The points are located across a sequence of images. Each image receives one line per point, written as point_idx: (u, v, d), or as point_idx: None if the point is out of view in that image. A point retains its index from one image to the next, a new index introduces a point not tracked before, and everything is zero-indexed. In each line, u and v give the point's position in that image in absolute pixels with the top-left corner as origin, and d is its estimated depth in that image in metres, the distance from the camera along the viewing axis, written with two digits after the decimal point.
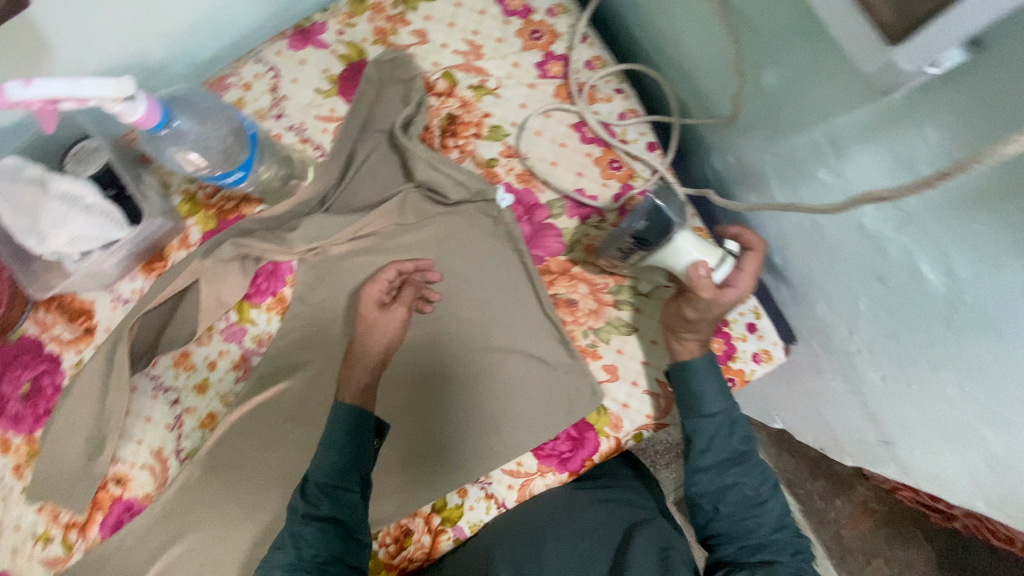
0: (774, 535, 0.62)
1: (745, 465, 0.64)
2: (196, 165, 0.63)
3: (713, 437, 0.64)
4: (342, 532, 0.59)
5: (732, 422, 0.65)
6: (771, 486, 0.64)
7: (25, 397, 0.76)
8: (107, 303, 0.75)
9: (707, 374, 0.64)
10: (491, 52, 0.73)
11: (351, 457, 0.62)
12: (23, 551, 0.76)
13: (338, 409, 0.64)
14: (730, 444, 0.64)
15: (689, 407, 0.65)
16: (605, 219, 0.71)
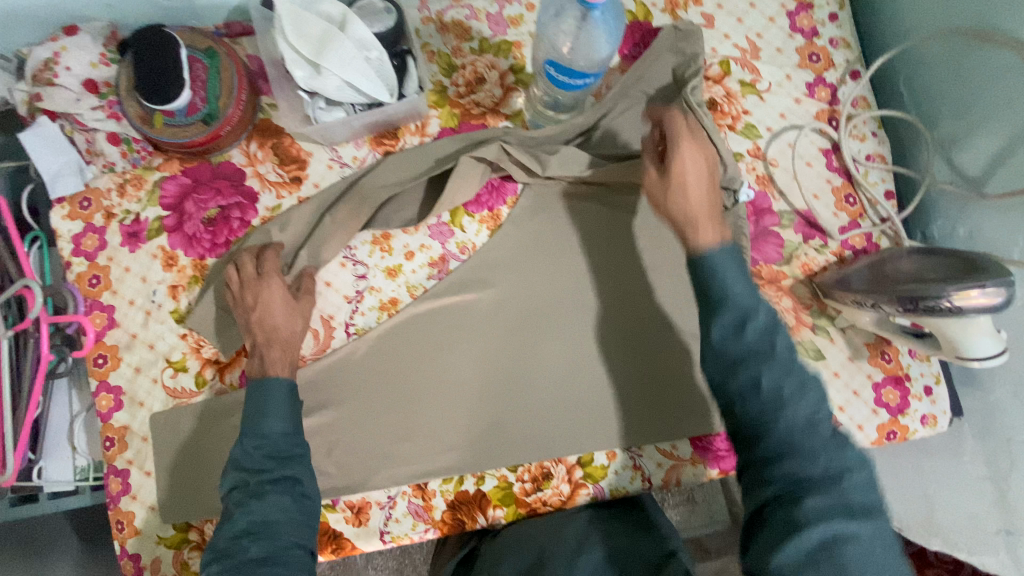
0: (820, 450, 0.49)
1: (773, 358, 0.52)
2: (547, 37, 0.54)
3: (740, 360, 0.52)
4: (295, 492, 0.58)
5: (753, 316, 0.53)
6: (818, 401, 0.51)
7: (208, 222, 0.73)
8: (325, 160, 0.74)
9: (726, 264, 0.55)
10: (768, 58, 0.76)
11: (292, 421, 0.61)
12: (148, 372, 0.72)
13: (274, 383, 0.62)
14: (759, 391, 0.51)
15: (707, 303, 0.55)
16: (827, 246, 0.74)
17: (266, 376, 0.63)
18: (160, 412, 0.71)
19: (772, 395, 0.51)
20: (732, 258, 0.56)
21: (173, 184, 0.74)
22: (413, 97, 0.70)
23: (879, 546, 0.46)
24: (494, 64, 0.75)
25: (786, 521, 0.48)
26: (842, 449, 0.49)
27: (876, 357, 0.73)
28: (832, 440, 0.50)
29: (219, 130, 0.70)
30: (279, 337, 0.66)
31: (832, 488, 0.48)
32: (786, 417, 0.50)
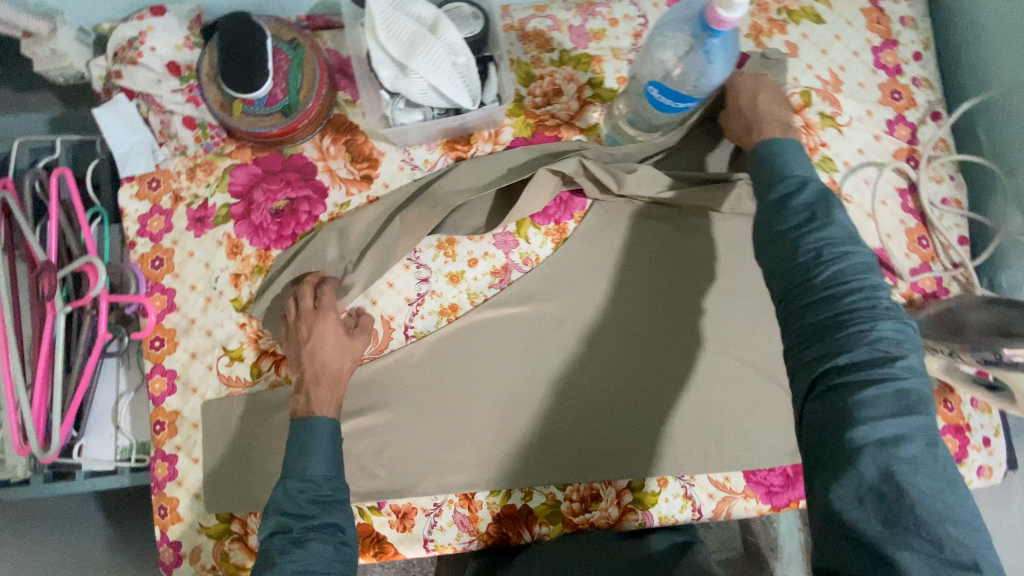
0: (870, 300, 0.48)
1: (827, 219, 0.52)
2: (656, 54, 0.54)
3: (797, 227, 0.53)
4: (335, 541, 0.56)
5: (819, 200, 0.54)
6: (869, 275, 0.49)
7: (275, 213, 0.73)
8: (396, 160, 0.74)
9: (787, 147, 0.59)
10: (850, 92, 0.75)
11: (332, 465, 0.60)
12: (203, 359, 0.72)
13: (318, 422, 0.61)
14: (812, 261, 0.51)
15: (766, 181, 0.58)
16: (896, 287, 0.72)
17: (312, 416, 0.61)
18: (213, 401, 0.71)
19: (820, 256, 0.50)
20: (795, 151, 0.59)
21: (243, 172, 0.74)
22: (493, 105, 0.70)
23: (935, 446, 0.43)
24: (573, 77, 0.75)
25: (842, 403, 0.45)
26: (897, 333, 0.47)
27: (938, 404, 0.71)
28: (879, 318, 0.47)
29: (296, 123, 0.70)
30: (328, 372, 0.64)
31: (887, 367, 0.45)
32: (848, 295, 0.48)
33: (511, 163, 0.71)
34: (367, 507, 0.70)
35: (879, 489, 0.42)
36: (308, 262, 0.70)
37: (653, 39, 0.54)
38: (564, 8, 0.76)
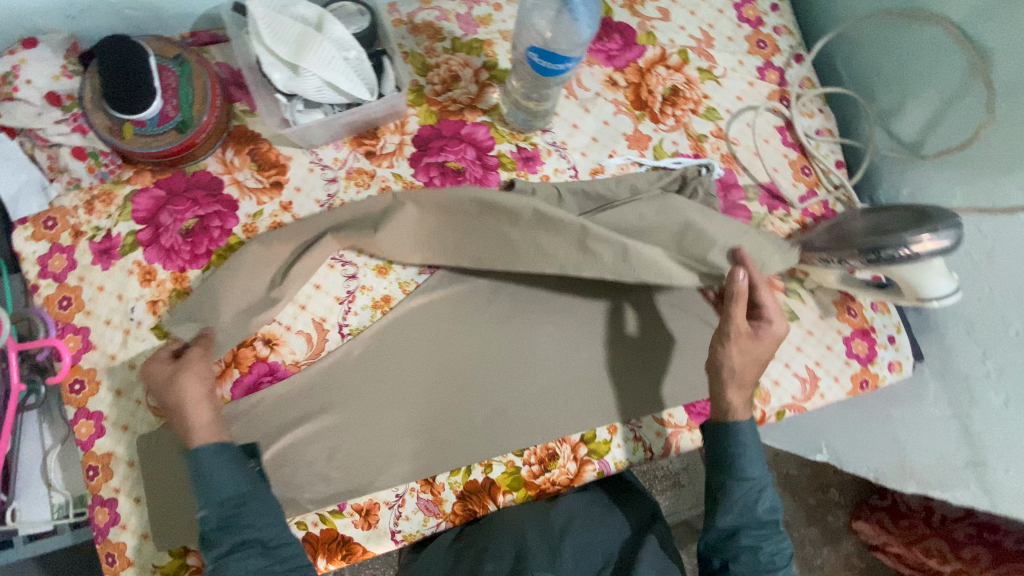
0: None
1: (770, 532, 0.67)
2: (531, 27, 0.58)
3: (744, 513, 0.67)
4: (258, 550, 0.60)
5: (763, 491, 0.67)
6: (785, 559, 0.67)
7: (186, 233, 0.71)
8: (305, 163, 0.74)
9: (749, 435, 0.67)
10: (721, 46, 0.82)
11: (233, 480, 0.61)
12: (132, 394, 0.69)
13: (203, 455, 0.61)
14: (758, 555, 0.66)
15: (728, 468, 0.67)
16: (790, 215, 0.79)
17: (198, 449, 0.61)
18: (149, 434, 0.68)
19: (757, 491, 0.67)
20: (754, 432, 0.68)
21: (145, 197, 0.72)
22: (392, 96, 0.71)
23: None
24: (468, 63, 0.78)
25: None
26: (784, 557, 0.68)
27: (843, 313, 0.78)
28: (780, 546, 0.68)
29: (194, 137, 0.69)
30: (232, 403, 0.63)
31: None
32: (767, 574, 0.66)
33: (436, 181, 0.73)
34: (328, 512, 0.69)
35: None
36: (226, 278, 0.67)
37: (524, 12, 0.59)
38: None
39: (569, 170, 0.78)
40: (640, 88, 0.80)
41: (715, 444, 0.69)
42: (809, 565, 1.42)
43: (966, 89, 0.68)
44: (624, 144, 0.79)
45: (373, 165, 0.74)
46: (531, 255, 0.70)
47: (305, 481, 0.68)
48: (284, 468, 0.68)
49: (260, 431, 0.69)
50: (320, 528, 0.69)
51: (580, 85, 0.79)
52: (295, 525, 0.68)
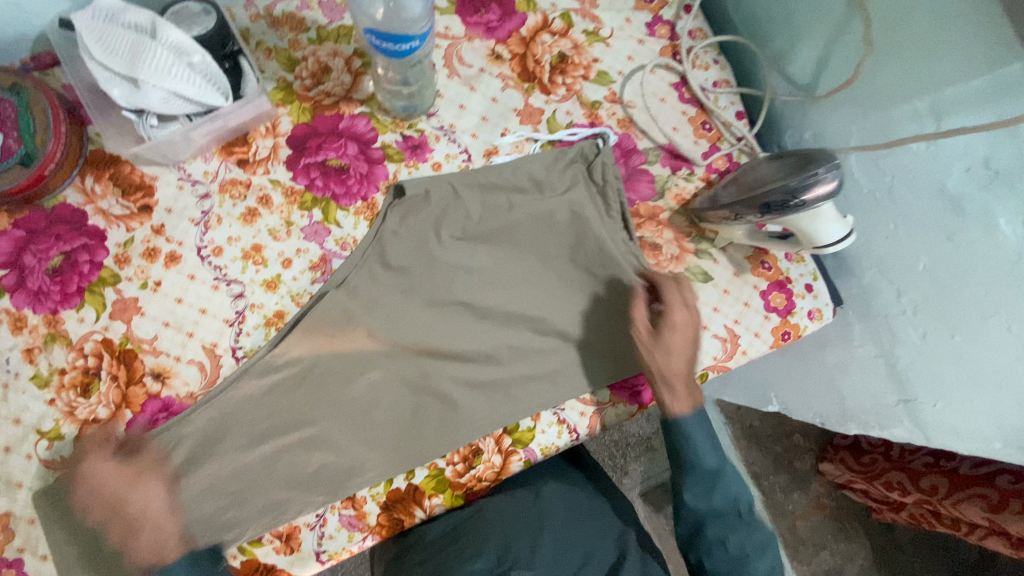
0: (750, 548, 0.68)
1: (723, 480, 0.69)
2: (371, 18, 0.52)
3: (711, 535, 0.68)
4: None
5: (720, 482, 0.69)
6: (757, 546, 0.68)
7: (53, 272, 0.67)
8: (173, 181, 0.69)
9: (696, 430, 0.69)
10: (606, 4, 0.78)
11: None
12: (20, 449, 0.65)
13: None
14: (728, 551, 0.67)
15: (682, 466, 0.69)
16: (694, 174, 0.77)
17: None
18: (46, 504, 0.64)
19: (734, 517, 0.69)
20: (700, 424, 0.69)
21: (3, 239, 0.66)
22: (254, 98, 0.67)
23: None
24: (338, 52, 0.73)
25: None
26: (765, 547, 0.69)
27: (758, 268, 0.77)
28: (759, 532, 0.70)
29: (42, 170, 0.64)
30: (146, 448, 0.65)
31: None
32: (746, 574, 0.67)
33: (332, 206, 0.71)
34: (246, 543, 0.66)
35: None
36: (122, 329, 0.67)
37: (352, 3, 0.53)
38: None
39: (462, 154, 0.74)
40: (526, 58, 0.76)
41: (671, 446, 0.71)
42: (781, 510, 1.44)
43: (847, 23, 0.65)
44: (516, 120, 0.75)
45: (247, 174, 0.70)
46: (450, 305, 0.72)
47: (217, 516, 0.65)
48: (192, 507, 0.65)
49: (158, 472, 0.65)
50: (241, 559, 0.67)
51: (462, 63, 0.75)
52: None
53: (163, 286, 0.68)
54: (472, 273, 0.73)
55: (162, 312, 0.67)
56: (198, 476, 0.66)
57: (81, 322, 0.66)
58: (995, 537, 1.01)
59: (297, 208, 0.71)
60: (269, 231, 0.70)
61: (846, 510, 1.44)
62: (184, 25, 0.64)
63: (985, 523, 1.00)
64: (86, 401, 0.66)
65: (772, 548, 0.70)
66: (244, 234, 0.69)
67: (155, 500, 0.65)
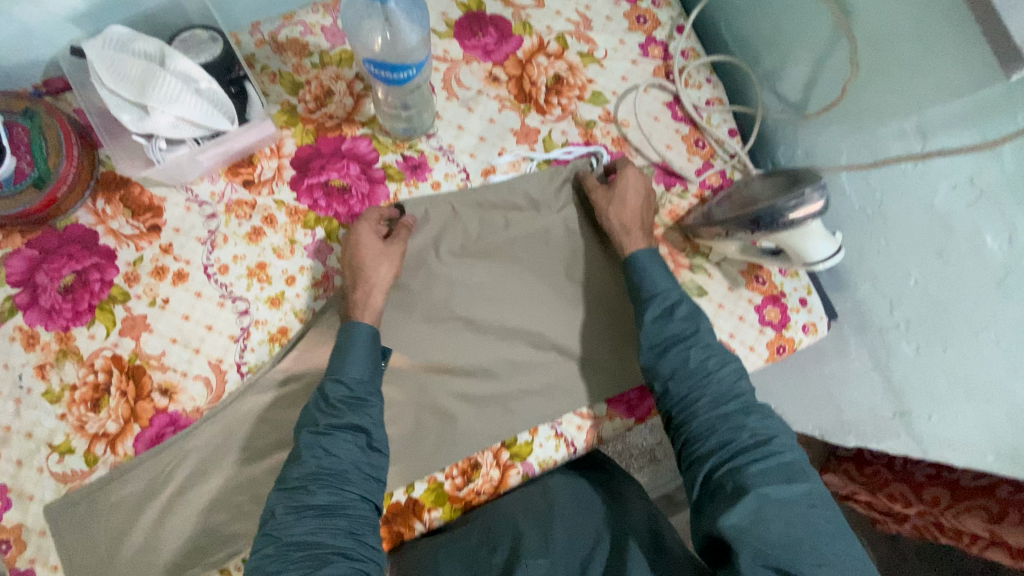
0: (727, 366, 0.67)
1: (694, 340, 0.68)
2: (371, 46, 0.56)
3: (669, 347, 0.68)
4: (362, 443, 0.62)
5: (677, 303, 0.69)
6: (719, 359, 0.68)
7: (65, 291, 0.69)
8: (181, 202, 0.71)
9: (650, 262, 0.70)
10: (600, 27, 0.80)
11: (370, 369, 0.65)
12: (32, 463, 0.67)
13: (355, 331, 0.66)
14: (689, 365, 0.67)
15: (640, 295, 0.70)
16: (688, 191, 0.78)
17: (350, 322, 0.66)
18: (57, 517, 0.66)
19: (691, 333, 0.68)
20: (652, 258, 0.71)
21: (18, 258, 0.69)
22: (258, 121, 0.69)
23: (814, 505, 0.60)
24: (340, 75, 0.75)
25: (734, 486, 0.61)
26: (737, 380, 0.67)
27: (752, 282, 0.78)
28: (732, 401, 0.66)
29: (54, 192, 0.66)
30: (154, 462, 0.67)
31: (766, 445, 0.63)
32: (709, 391, 0.66)
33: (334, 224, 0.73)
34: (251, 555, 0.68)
35: (769, 530, 0.57)
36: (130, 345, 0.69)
37: (352, 31, 0.56)
38: (312, 10, 0.76)
39: (460, 173, 0.76)
40: (522, 80, 0.78)
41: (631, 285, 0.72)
42: None
43: (834, 45, 0.67)
44: (513, 140, 0.77)
45: (252, 194, 0.73)
46: (449, 320, 0.74)
47: (222, 529, 0.67)
48: (198, 519, 0.67)
49: (166, 486, 0.67)
50: None
51: (460, 84, 0.77)
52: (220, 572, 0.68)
53: (171, 303, 0.70)
54: (470, 289, 0.74)
55: (169, 328, 0.69)
56: (204, 489, 0.67)
57: (92, 339, 0.68)
58: (996, 549, 1.01)
59: (300, 227, 0.73)
60: (274, 249, 0.72)
61: (851, 521, 1.43)
62: (192, 54, 0.67)
63: (986, 534, 1.01)
64: (97, 416, 0.68)
65: (748, 393, 0.68)
66: (249, 253, 0.72)
67: (162, 513, 0.67)
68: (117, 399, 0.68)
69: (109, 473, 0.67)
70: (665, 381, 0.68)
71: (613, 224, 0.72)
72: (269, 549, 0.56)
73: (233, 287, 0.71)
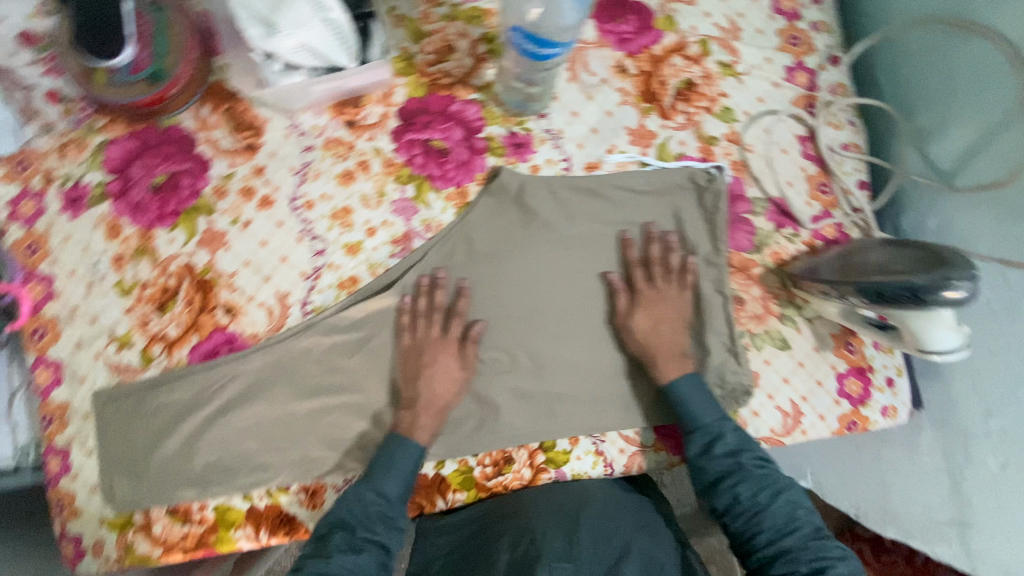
0: (780, 496, 0.61)
1: (742, 470, 0.62)
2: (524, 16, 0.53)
3: (718, 481, 0.63)
4: (382, 559, 0.61)
5: (723, 435, 0.65)
6: (773, 491, 0.61)
7: (155, 189, 0.69)
8: (282, 128, 0.70)
9: (692, 390, 0.66)
10: (749, 39, 0.74)
11: (405, 488, 0.65)
12: (90, 347, 0.68)
13: (405, 448, 0.66)
14: (739, 497, 0.61)
15: (683, 428, 0.67)
16: (798, 235, 0.73)
17: (394, 436, 0.67)
18: (103, 405, 0.68)
19: (737, 465, 0.63)
20: (697, 388, 0.67)
21: (117, 147, 0.69)
22: (376, 64, 0.67)
23: None
24: (465, 32, 0.72)
25: None
26: (793, 509, 0.61)
27: (840, 348, 0.73)
28: (786, 530, 0.60)
29: (165, 92, 0.66)
30: (203, 378, 0.68)
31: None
32: (764, 526, 0.60)
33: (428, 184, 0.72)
34: (275, 487, 0.68)
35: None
36: (206, 257, 0.69)
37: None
38: None
39: (563, 161, 0.72)
40: (651, 78, 0.73)
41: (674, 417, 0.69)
42: None
43: (1015, 117, 0.60)
44: (626, 139, 0.72)
45: (353, 136, 0.71)
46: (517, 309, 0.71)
47: (252, 456, 0.68)
48: (232, 441, 0.68)
49: (211, 402, 0.68)
50: (266, 503, 0.68)
51: (586, 69, 0.72)
52: (243, 496, 0.68)
53: (252, 227, 0.69)
54: (546, 283, 0.71)
55: (246, 250, 0.69)
56: (244, 415, 0.68)
57: (171, 243, 0.69)
58: None
59: (392, 180, 0.71)
60: (363, 196, 0.71)
61: None
62: None
63: None
64: (159, 319, 0.68)
65: (810, 521, 0.61)
66: (337, 194, 0.71)
67: (200, 426, 0.68)
68: (183, 307, 0.69)
69: (159, 377, 0.68)
70: (717, 515, 0.63)
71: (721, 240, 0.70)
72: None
73: (315, 225, 0.70)
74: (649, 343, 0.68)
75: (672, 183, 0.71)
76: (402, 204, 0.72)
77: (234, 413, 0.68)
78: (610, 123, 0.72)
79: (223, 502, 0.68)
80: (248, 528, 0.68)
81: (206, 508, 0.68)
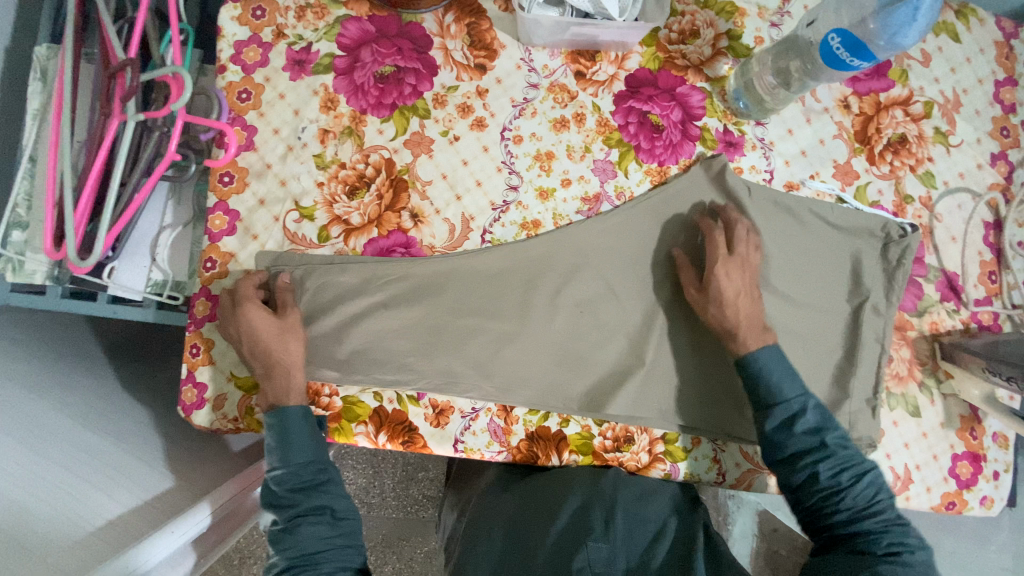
0: (865, 478, 0.58)
1: (826, 451, 0.59)
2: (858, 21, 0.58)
3: (797, 457, 0.59)
4: (329, 516, 0.59)
5: (808, 414, 0.61)
6: (856, 472, 0.58)
7: (379, 77, 0.69)
8: (515, 59, 0.71)
9: (776, 363, 0.62)
10: (967, 115, 0.76)
11: (313, 447, 0.61)
12: (270, 208, 0.68)
13: (289, 414, 0.61)
14: (820, 476, 0.58)
15: (761, 399, 0.62)
16: (958, 313, 0.74)
17: (277, 408, 0.61)
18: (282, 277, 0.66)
19: (822, 443, 0.59)
20: (778, 359, 0.63)
21: (355, 26, 0.70)
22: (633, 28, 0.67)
23: None
24: (713, 23, 0.73)
25: None
26: (876, 491, 0.58)
27: (964, 431, 0.74)
28: (867, 510, 0.57)
29: None
30: (367, 271, 0.67)
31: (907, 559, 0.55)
32: (842, 506, 0.58)
33: (635, 153, 0.72)
34: (406, 396, 0.69)
35: None
36: (408, 158, 0.70)
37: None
38: None
39: (765, 173, 0.73)
40: (869, 122, 0.74)
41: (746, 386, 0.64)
42: None
43: None
44: (830, 171, 0.73)
45: (578, 87, 0.72)
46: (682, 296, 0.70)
47: (400, 356, 0.67)
48: (380, 339, 0.67)
49: (374, 294, 0.67)
50: (393, 407, 0.69)
51: (812, 94, 0.74)
52: (373, 395, 0.69)
53: (459, 143, 0.70)
54: None
55: (447, 163, 0.70)
56: (399, 319, 0.68)
57: (379, 134, 0.69)
58: None
59: (600, 141, 0.72)
60: (569, 146, 0.71)
61: None
62: None
63: None
64: (345, 203, 0.69)
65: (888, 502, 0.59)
66: (546, 138, 0.71)
67: (353, 315, 0.67)
68: (370, 199, 0.69)
69: (324, 257, 0.67)
70: (786, 488, 0.61)
71: (893, 293, 0.71)
72: (282, 564, 0.56)
73: (517, 159, 0.71)
74: (731, 316, 0.64)
75: (861, 228, 0.72)
76: (603, 165, 0.72)
77: (390, 314, 0.67)
78: (818, 153, 0.73)
79: (354, 395, 0.69)
80: (369, 426, 0.69)
81: (335, 395, 0.69)
